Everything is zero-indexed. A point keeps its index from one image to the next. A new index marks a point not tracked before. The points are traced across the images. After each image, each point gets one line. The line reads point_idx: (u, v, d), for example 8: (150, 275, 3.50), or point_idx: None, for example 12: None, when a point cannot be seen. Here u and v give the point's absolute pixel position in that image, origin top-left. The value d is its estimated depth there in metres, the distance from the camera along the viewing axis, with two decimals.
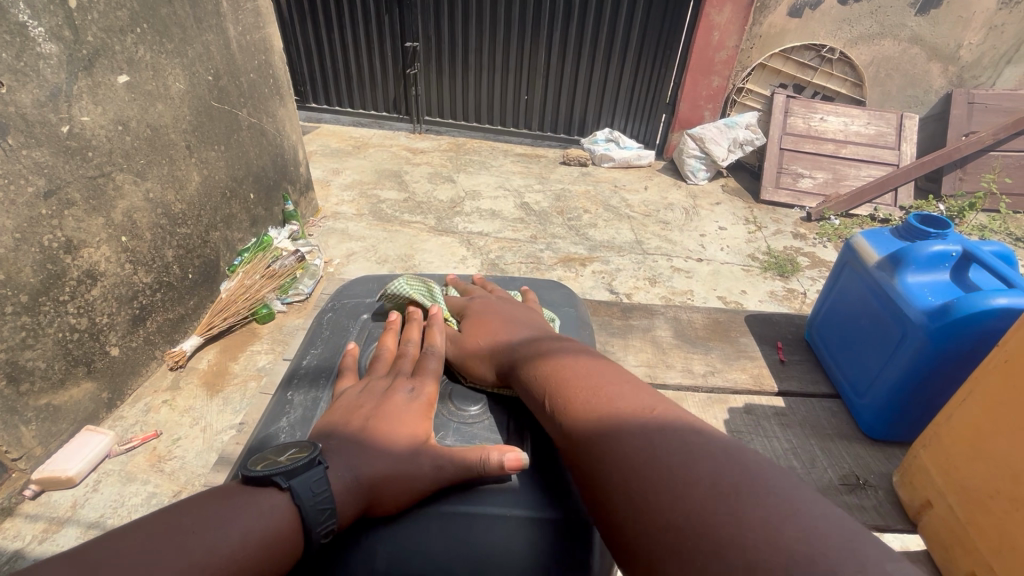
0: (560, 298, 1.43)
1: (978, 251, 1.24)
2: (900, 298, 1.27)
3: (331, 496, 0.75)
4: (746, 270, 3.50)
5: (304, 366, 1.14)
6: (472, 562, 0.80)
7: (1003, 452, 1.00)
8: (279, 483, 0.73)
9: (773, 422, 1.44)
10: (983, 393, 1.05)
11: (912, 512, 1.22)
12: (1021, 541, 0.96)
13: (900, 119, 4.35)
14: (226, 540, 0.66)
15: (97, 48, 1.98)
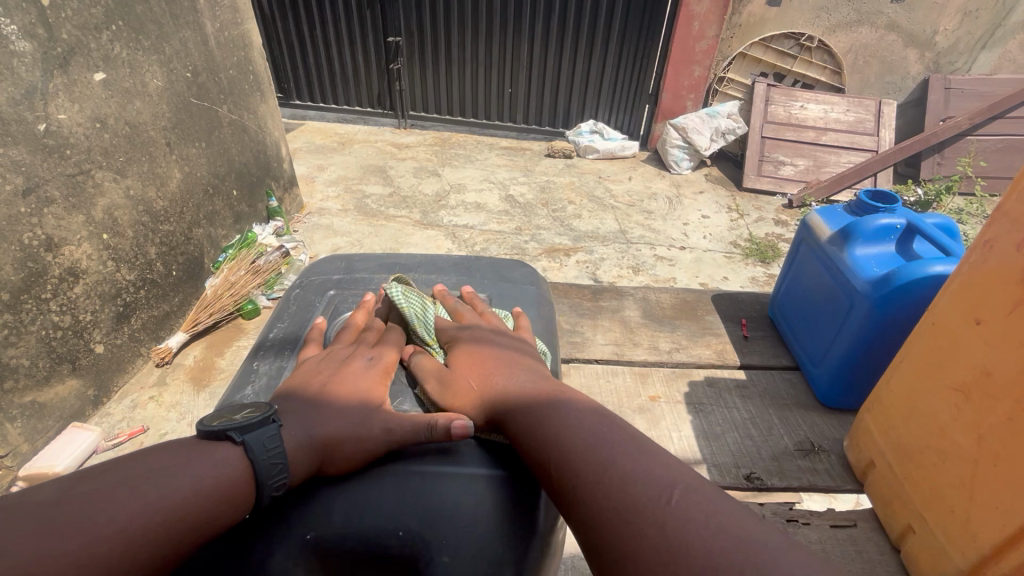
0: (520, 276, 1.42)
1: (920, 224, 1.30)
2: (848, 270, 1.33)
3: (282, 452, 0.81)
4: (728, 257, 3.55)
5: (271, 338, 1.18)
6: (423, 515, 0.84)
7: (931, 410, 1.06)
8: (233, 437, 0.80)
9: (734, 393, 1.50)
10: (916, 354, 1.11)
11: (859, 472, 1.28)
12: (948, 494, 1.01)
13: (878, 106, 4.42)
14: (180, 486, 0.72)
15: (72, 46, 1.98)
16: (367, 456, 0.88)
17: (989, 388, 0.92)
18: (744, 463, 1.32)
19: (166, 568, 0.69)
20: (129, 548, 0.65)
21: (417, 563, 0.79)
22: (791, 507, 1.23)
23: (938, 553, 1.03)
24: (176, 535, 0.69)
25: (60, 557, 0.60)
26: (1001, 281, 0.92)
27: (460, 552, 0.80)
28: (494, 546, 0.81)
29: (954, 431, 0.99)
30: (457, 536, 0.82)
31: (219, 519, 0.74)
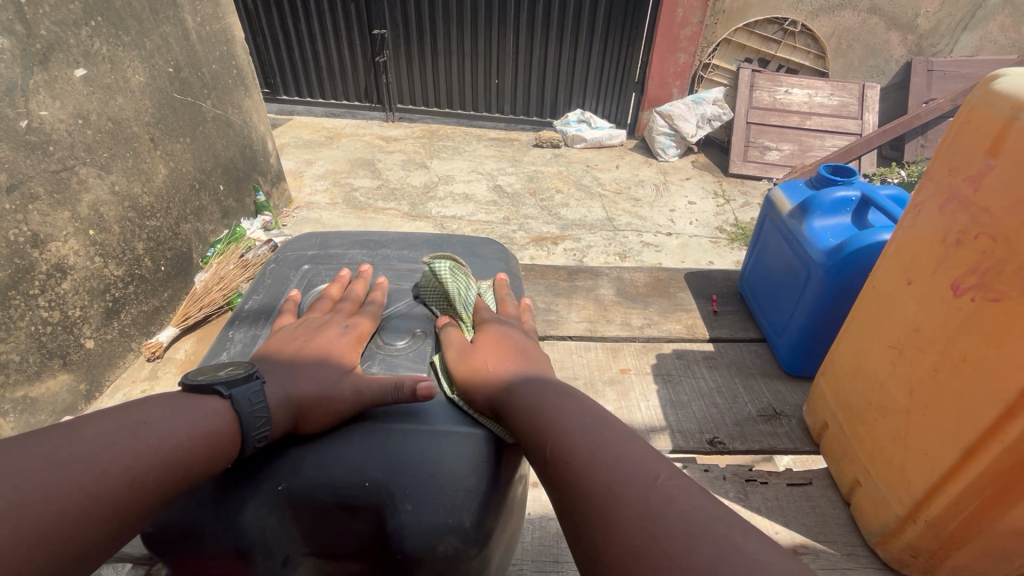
0: (491, 253, 1.41)
1: (872, 195, 1.36)
2: (806, 241, 1.40)
3: (266, 406, 0.86)
4: (714, 242, 3.60)
5: (247, 309, 1.22)
6: (390, 466, 0.88)
7: (872, 368, 1.11)
8: (219, 391, 0.84)
9: (702, 365, 1.54)
10: (861, 316, 1.16)
11: (815, 433, 1.32)
12: (886, 446, 1.06)
13: (861, 89, 4.44)
14: (175, 430, 0.76)
15: (51, 42, 2.00)
16: (333, 416, 0.91)
17: (919, 342, 0.98)
18: (708, 428, 1.35)
19: (161, 506, 0.74)
20: (129, 483, 0.70)
21: (383, 511, 0.85)
22: (750, 468, 1.28)
23: (878, 503, 1.08)
24: (171, 475, 0.74)
25: (69, 487, 0.65)
26: (927, 242, 0.98)
27: (424, 501, 0.85)
28: (455, 494, 0.86)
29: (891, 386, 1.05)
30: (422, 487, 0.86)
31: (212, 464, 0.79)
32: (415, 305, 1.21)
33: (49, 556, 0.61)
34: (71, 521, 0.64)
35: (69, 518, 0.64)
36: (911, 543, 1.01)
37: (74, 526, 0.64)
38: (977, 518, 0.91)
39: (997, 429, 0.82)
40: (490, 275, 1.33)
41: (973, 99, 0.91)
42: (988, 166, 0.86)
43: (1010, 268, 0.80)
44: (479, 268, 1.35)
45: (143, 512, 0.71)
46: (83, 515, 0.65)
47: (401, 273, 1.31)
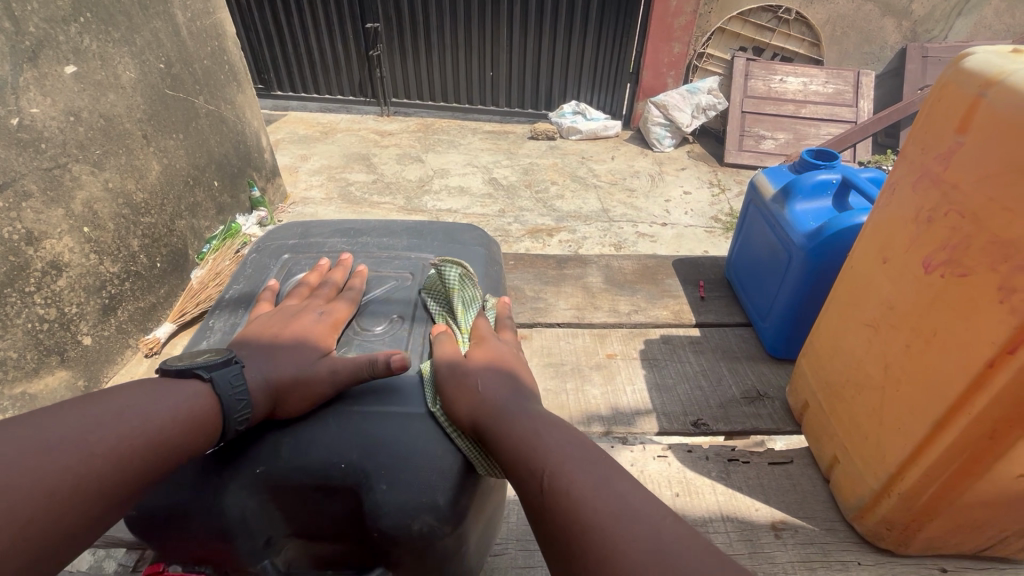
0: (472, 238, 1.41)
1: (852, 177, 1.39)
2: (787, 225, 1.43)
3: (246, 389, 0.87)
4: (708, 232, 3.61)
5: (228, 297, 1.23)
6: (364, 448, 0.89)
7: (851, 346, 1.12)
8: (199, 374, 0.86)
9: (688, 350, 1.56)
10: (839, 296, 1.18)
11: (797, 413, 1.34)
12: (863, 423, 1.08)
13: (856, 76, 4.42)
14: (158, 413, 0.79)
15: (40, 39, 2.00)
16: (310, 398, 0.92)
17: (894, 319, 1.00)
18: (692, 411, 1.36)
19: (149, 484, 0.77)
20: (115, 464, 0.73)
21: (359, 490, 0.88)
22: (733, 448, 1.30)
23: (855, 479, 1.09)
24: (156, 457, 0.77)
25: (59, 468, 0.68)
26: (902, 221, 0.99)
27: (398, 479, 0.87)
28: (429, 472, 0.88)
29: (868, 363, 1.06)
30: (394, 467, 0.88)
31: (199, 444, 0.82)
32: (394, 291, 1.22)
33: (35, 533, 0.65)
34: (58, 502, 0.67)
35: (57, 499, 0.67)
36: (885, 517, 1.03)
37: (64, 502, 0.68)
38: (947, 489, 0.93)
39: (965, 403, 0.84)
40: (471, 261, 1.33)
41: (945, 78, 0.93)
42: (956, 143, 0.87)
43: (978, 242, 0.82)
44: (463, 253, 1.34)
45: (130, 491, 0.74)
46: (71, 496, 0.68)
47: (380, 260, 1.32)
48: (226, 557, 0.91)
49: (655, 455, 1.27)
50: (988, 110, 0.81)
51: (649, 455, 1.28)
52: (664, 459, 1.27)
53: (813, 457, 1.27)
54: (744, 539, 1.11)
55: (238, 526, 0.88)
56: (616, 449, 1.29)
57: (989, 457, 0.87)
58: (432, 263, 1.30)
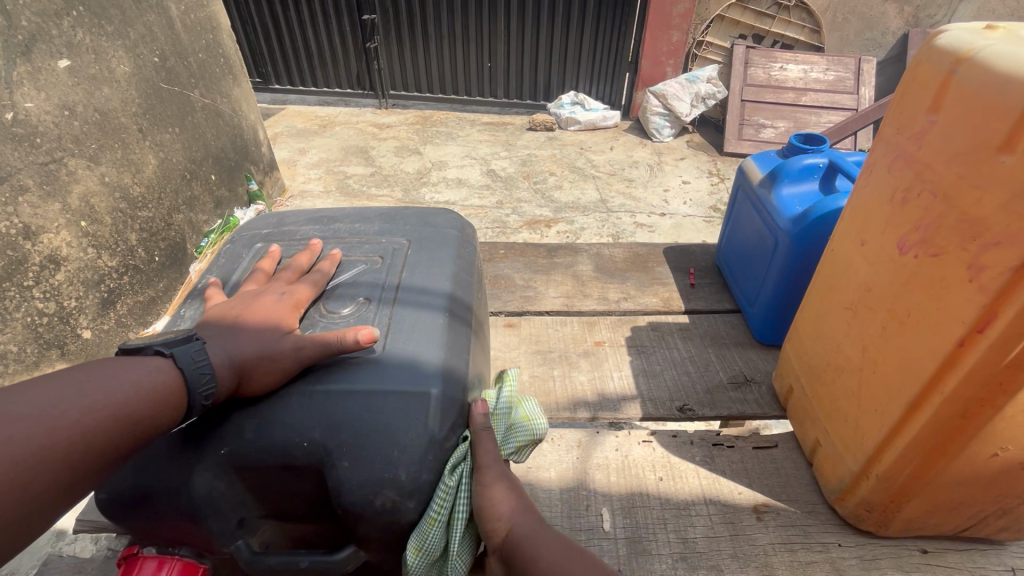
0: (447, 222, 1.42)
1: (839, 160, 1.40)
2: (773, 210, 1.44)
3: (210, 364, 0.86)
4: (707, 222, 3.59)
5: (198, 287, 1.24)
6: (327, 426, 0.91)
7: (831, 329, 1.12)
8: (160, 351, 0.84)
9: (676, 336, 1.56)
10: (820, 278, 1.18)
11: (782, 398, 1.34)
12: (844, 406, 1.08)
13: (858, 63, 4.37)
14: (121, 387, 0.78)
15: (33, 33, 2.00)
16: (279, 375, 0.93)
17: (870, 301, 1.00)
18: (678, 397, 1.36)
19: (118, 457, 0.78)
20: (80, 438, 0.74)
21: (323, 467, 0.91)
22: (718, 433, 1.30)
23: (836, 462, 1.10)
24: (122, 430, 0.77)
25: (22, 441, 0.69)
26: (878, 202, 0.99)
27: (360, 458, 0.90)
28: (390, 449, 0.90)
29: (847, 346, 1.07)
30: (357, 444, 0.90)
31: (167, 417, 0.82)
32: (362, 275, 1.21)
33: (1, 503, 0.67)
34: (20, 476, 0.68)
35: (19, 473, 0.68)
36: (864, 499, 1.04)
37: (30, 474, 0.69)
38: (924, 470, 0.93)
39: (937, 382, 0.84)
40: (449, 245, 1.33)
41: (919, 56, 0.92)
42: (930, 122, 0.87)
43: (950, 222, 0.82)
44: (438, 237, 1.34)
45: (99, 463, 0.76)
46: (34, 469, 0.70)
47: (352, 246, 1.31)
48: (202, 537, 0.93)
49: (641, 440, 1.28)
50: (961, 87, 0.81)
51: (635, 439, 1.29)
52: (648, 443, 1.28)
53: (798, 440, 1.27)
54: (726, 522, 1.12)
55: (210, 504, 0.91)
56: (602, 435, 1.30)
57: (963, 437, 0.87)
58: (402, 247, 1.30)
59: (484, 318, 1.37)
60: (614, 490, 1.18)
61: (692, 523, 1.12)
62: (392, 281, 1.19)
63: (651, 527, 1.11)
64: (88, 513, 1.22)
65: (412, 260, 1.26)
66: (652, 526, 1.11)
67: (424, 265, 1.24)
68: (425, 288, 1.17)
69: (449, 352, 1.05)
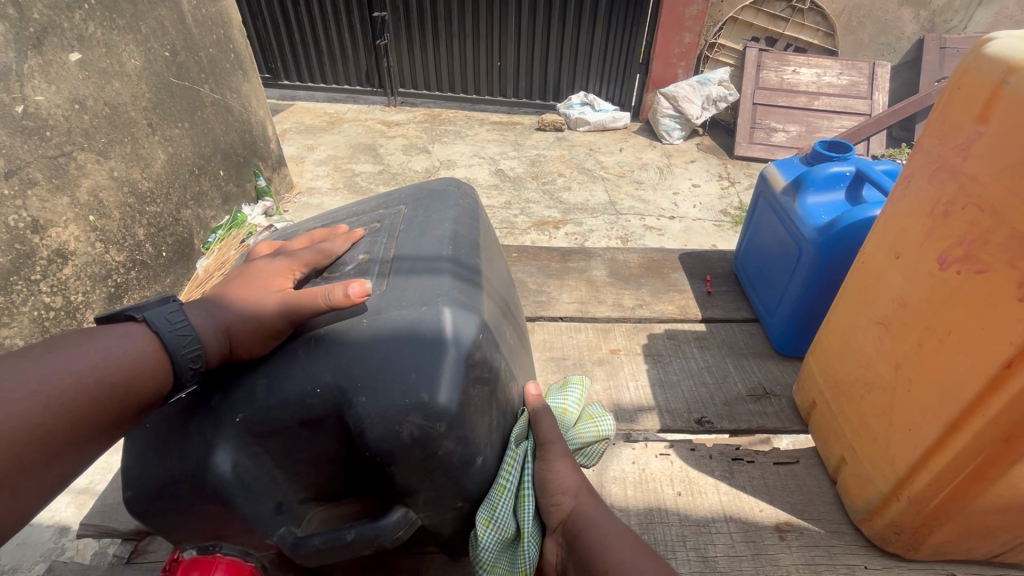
0: (440, 183, 1.36)
1: (868, 169, 1.37)
2: (798, 219, 1.41)
3: (189, 325, 0.82)
4: (717, 225, 3.55)
5: None
6: (337, 368, 0.87)
7: (861, 344, 1.09)
8: (133, 316, 0.81)
9: (693, 344, 1.53)
10: (848, 291, 1.15)
11: (804, 413, 1.31)
12: (873, 425, 1.05)
13: (872, 68, 4.32)
14: (89, 356, 0.75)
15: (45, 26, 1.99)
16: (267, 336, 0.89)
17: (905, 317, 0.97)
18: (696, 408, 1.34)
19: (96, 430, 0.75)
20: (45, 415, 0.70)
21: (340, 411, 0.85)
22: (737, 447, 1.27)
23: (862, 481, 1.07)
24: (92, 398, 0.74)
25: None
26: (915, 214, 0.96)
27: (377, 390, 0.84)
28: (407, 372, 0.85)
29: (878, 363, 1.04)
30: (372, 377, 0.85)
31: (143, 383, 0.78)
32: (364, 240, 1.19)
33: None
34: None
35: None
36: (893, 521, 1.01)
37: None
38: (959, 493, 0.91)
39: (980, 405, 0.82)
40: (439, 198, 1.28)
41: (964, 64, 0.89)
42: (976, 133, 0.84)
43: (997, 238, 0.79)
44: (428, 194, 1.30)
45: (74, 437, 0.73)
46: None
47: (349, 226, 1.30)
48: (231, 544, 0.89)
49: (658, 453, 1.25)
50: (1012, 97, 0.78)
51: (652, 451, 1.26)
52: (666, 457, 1.25)
53: (820, 458, 1.24)
54: (746, 541, 1.09)
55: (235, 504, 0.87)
56: (618, 446, 1.27)
57: (1005, 462, 0.84)
58: (397, 211, 1.28)
59: (513, 286, 1.32)
60: (632, 505, 1.15)
61: (713, 541, 1.09)
62: (391, 240, 1.15)
63: (670, 544, 1.09)
64: (95, 516, 1.18)
65: (409, 218, 1.23)
66: (671, 543, 1.09)
67: (420, 219, 1.21)
68: (423, 241, 1.10)
69: (454, 301, 0.93)
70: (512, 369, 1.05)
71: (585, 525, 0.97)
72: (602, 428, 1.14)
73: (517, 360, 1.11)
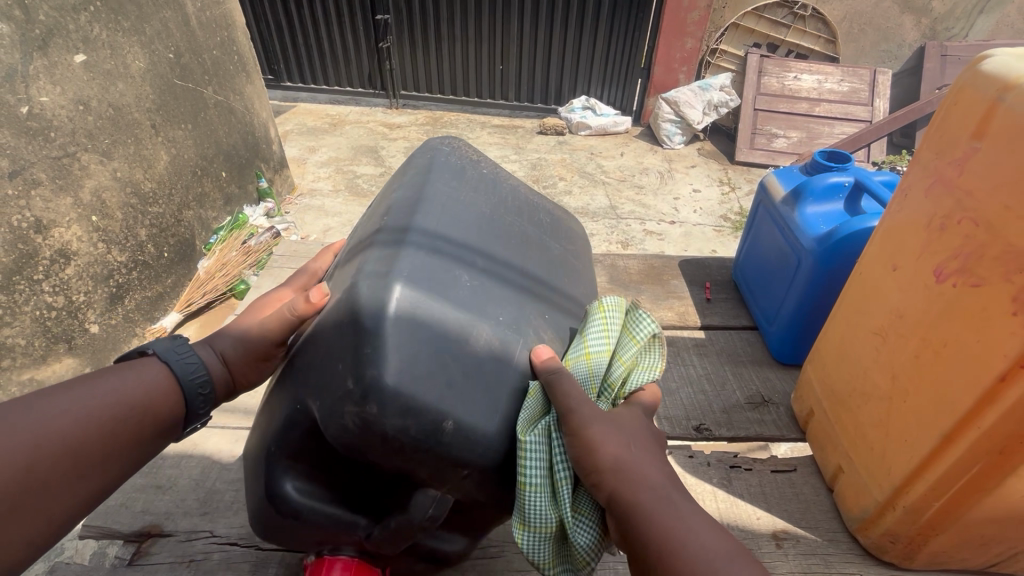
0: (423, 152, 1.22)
1: (866, 180, 1.39)
2: (797, 228, 1.43)
3: (194, 355, 0.87)
4: (717, 231, 3.56)
5: None
6: (298, 377, 0.82)
7: (859, 354, 1.10)
8: (144, 351, 0.85)
9: (692, 352, 1.53)
10: (846, 301, 1.16)
11: (803, 421, 1.32)
12: (870, 435, 1.06)
13: (873, 75, 4.33)
14: (109, 387, 0.78)
15: (51, 27, 2.01)
16: (257, 359, 0.92)
17: (902, 328, 0.98)
18: (694, 415, 1.35)
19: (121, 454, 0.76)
20: (73, 437, 0.72)
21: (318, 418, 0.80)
22: (735, 454, 1.27)
23: (859, 490, 1.08)
24: (116, 425, 0.76)
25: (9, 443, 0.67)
26: (911, 227, 0.97)
27: (323, 390, 0.78)
28: (335, 364, 0.77)
29: (875, 373, 1.05)
30: (313, 369, 0.80)
31: (162, 410, 0.81)
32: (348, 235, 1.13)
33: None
34: (15, 472, 0.67)
35: (16, 474, 0.67)
36: (889, 530, 1.02)
37: (23, 474, 0.67)
38: (954, 503, 0.92)
39: (975, 416, 0.82)
40: (405, 164, 1.14)
41: (960, 81, 0.90)
42: (972, 150, 0.85)
43: (993, 252, 0.80)
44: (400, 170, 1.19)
45: (99, 459, 0.74)
46: (28, 473, 0.68)
47: None
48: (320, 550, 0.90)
49: None
50: (1008, 115, 0.79)
51: None
52: None
53: (817, 466, 1.25)
54: None
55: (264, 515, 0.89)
56: None
57: (999, 473, 0.85)
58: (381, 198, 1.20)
59: (537, 233, 1.13)
60: None
61: None
62: (360, 226, 1.07)
63: None
64: (98, 518, 1.19)
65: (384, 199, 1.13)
66: None
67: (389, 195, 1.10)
68: (379, 217, 0.99)
69: (370, 276, 0.81)
70: (494, 324, 0.86)
71: (636, 517, 0.73)
72: (642, 335, 0.98)
73: (513, 309, 0.93)
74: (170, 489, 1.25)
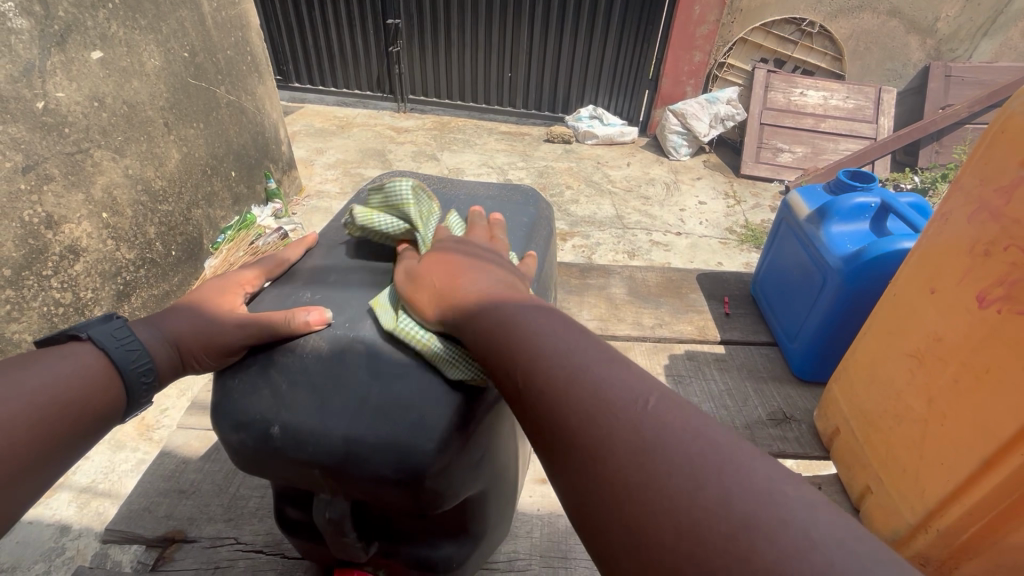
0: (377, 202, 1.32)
1: (893, 201, 1.40)
2: (823, 247, 1.44)
3: (138, 342, 0.79)
4: (722, 243, 3.57)
5: None
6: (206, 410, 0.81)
7: (892, 372, 1.12)
8: (78, 336, 0.76)
9: (712, 366, 1.54)
10: (878, 321, 1.18)
11: (826, 439, 1.33)
12: (904, 456, 1.06)
13: (878, 93, 4.37)
14: (36, 379, 0.69)
15: (69, 23, 2.01)
16: (219, 352, 0.80)
17: (940, 353, 0.99)
18: None
19: (53, 455, 0.68)
20: None
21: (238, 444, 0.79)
22: None
23: (890, 511, 1.09)
24: (51, 422, 0.68)
25: None
26: (953, 251, 0.99)
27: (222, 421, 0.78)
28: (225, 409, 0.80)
29: (910, 396, 1.06)
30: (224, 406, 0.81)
31: (99, 400, 0.73)
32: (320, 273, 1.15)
33: None
34: None
35: None
36: (921, 552, 1.03)
37: None
38: (992, 529, 0.91)
39: (1018, 441, 0.83)
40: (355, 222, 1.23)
41: (1007, 110, 0.92)
42: (1020, 177, 0.87)
43: None
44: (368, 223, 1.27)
45: (25, 462, 0.65)
46: None
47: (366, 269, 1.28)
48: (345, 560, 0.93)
49: None
50: None
51: None
52: None
53: (843, 485, 1.25)
54: None
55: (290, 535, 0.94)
56: None
57: None
58: None
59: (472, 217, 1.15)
60: None
61: None
62: None
63: None
64: (120, 522, 1.18)
65: None
66: None
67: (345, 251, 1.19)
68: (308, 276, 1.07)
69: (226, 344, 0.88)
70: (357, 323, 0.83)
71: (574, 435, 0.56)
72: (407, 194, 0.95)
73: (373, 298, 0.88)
74: (193, 493, 1.24)
